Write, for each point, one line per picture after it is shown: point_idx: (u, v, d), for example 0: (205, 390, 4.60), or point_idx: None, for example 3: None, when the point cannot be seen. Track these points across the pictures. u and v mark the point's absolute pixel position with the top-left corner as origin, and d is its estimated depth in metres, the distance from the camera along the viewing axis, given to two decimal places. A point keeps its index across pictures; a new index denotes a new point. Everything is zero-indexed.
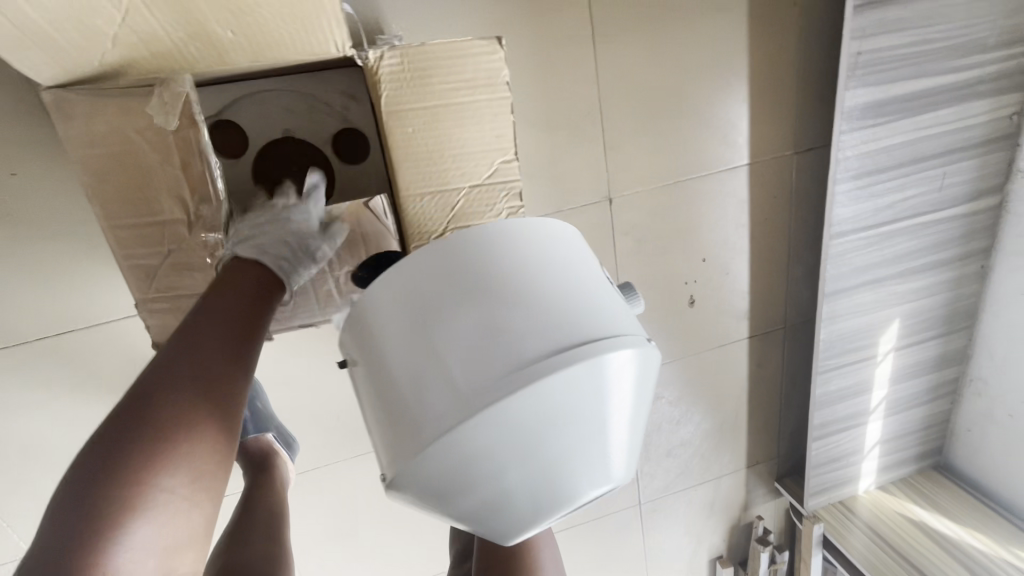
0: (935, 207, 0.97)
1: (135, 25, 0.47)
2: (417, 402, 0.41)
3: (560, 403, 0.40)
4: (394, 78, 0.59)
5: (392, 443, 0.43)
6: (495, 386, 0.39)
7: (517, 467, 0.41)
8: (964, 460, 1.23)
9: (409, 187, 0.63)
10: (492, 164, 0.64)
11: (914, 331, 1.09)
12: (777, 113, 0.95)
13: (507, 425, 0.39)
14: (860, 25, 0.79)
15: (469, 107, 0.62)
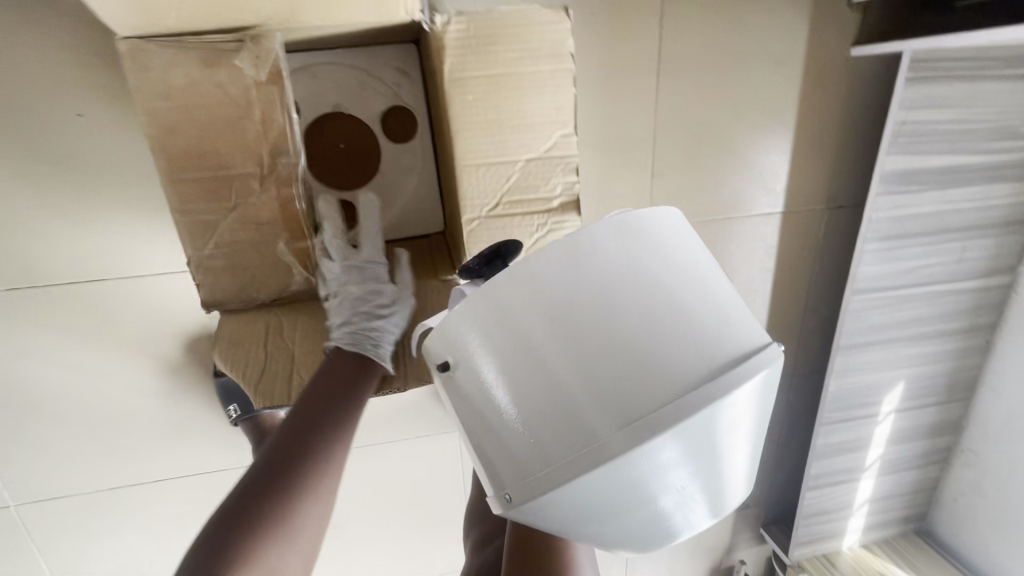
0: (951, 278, 1.01)
1: None
2: (551, 431, 0.45)
3: (697, 440, 0.44)
4: (459, 44, 0.54)
5: (524, 469, 0.46)
6: (638, 428, 0.43)
7: (647, 492, 0.46)
8: (948, 529, 1.25)
9: (465, 156, 0.57)
10: (550, 137, 0.58)
11: (917, 395, 1.12)
12: (816, 169, 0.99)
13: (644, 463, 0.44)
14: (908, 96, 0.84)
15: (532, 78, 0.56)
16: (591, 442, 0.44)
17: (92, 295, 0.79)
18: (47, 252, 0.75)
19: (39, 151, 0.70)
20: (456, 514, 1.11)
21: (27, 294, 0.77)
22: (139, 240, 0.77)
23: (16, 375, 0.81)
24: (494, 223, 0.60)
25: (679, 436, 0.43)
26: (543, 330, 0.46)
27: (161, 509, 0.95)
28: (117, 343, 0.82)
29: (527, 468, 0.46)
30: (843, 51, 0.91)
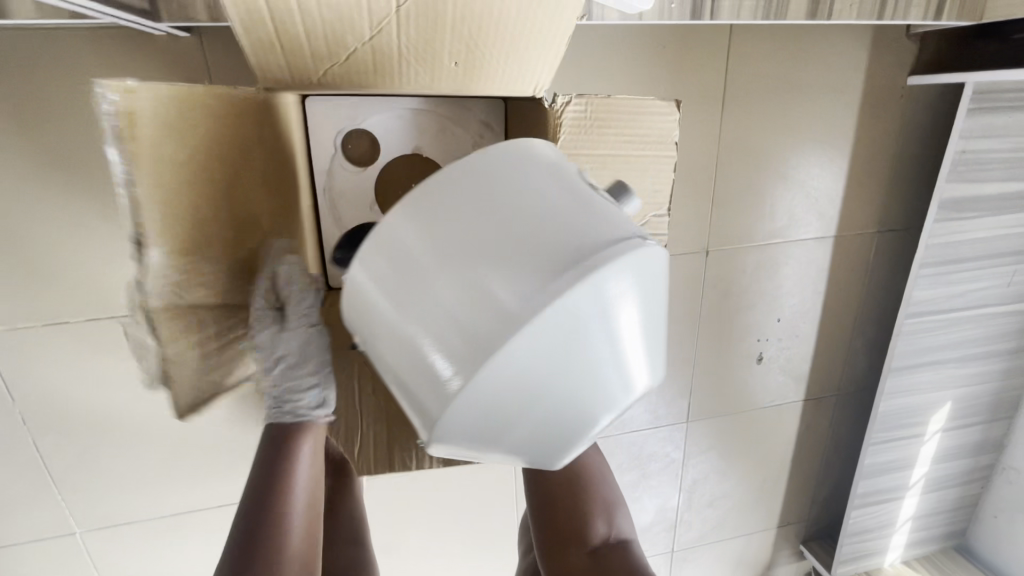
0: (999, 300, 1.03)
1: (376, 43, 0.46)
2: (427, 343, 0.35)
3: (583, 321, 0.34)
4: (574, 124, 0.57)
5: (417, 398, 0.37)
6: (510, 316, 0.32)
7: (552, 395, 0.35)
8: (988, 545, 1.26)
9: None
10: (644, 216, 0.64)
11: (962, 415, 1.14)
12: (868, 194, 1.00)
13: (534, 357, 0.33)
14: (969, 126, 0.86)
15: (636, 161, 0.62)
16: (464, 347, 0.33)
17: None
18: (127, 283, 0.76)
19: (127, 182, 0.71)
20: (506, 536, 1.11)
21: (104, 323, 0.77)
22: None
23: (89, 403, 0.81)
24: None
25: (550, 323, 0.33)
26: (399, 249, 0.37)
27: (220, 534, 0.95)
28: None
29: (418, 403, 0.37)
30: (899, 79, 0.92)
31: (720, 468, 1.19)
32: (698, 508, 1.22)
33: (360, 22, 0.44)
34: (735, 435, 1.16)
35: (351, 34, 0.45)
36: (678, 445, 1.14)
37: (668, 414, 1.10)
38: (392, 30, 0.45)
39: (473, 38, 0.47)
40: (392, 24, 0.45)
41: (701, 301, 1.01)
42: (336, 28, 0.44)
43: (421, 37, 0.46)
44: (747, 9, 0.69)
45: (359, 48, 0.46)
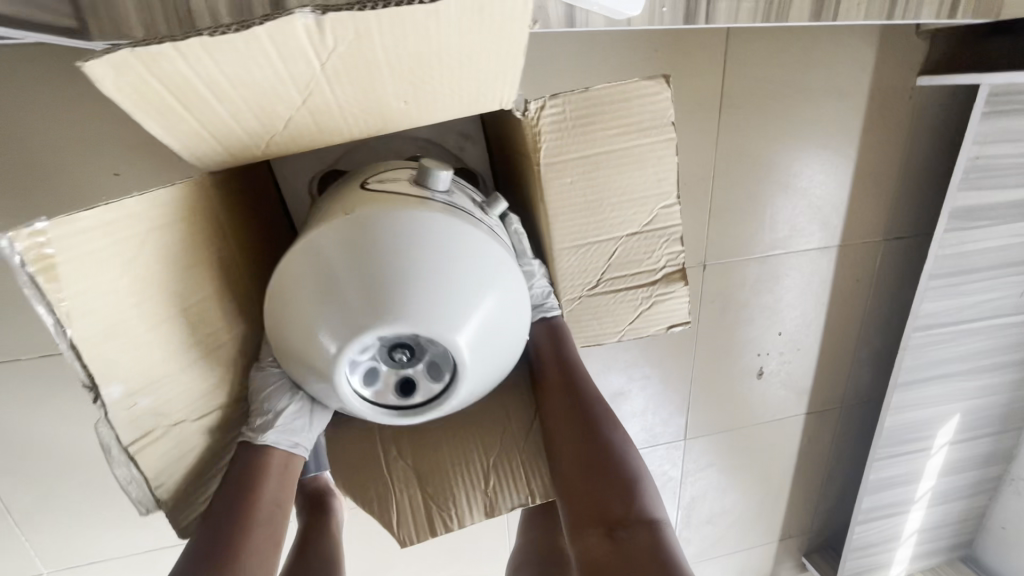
0: (1011, 310, 0.98)
1: (313, 103, 0.43)
2: (290, 273, 0.49)
3: (398, 247, 0.46)
4: (556, 130, 0.54)
5: (278, 315, 0.50)
6: (350, 240, 0.47)
7: (359, 307, 0.45)
8: (996, 557, 1.22)
9: (561, 240, 0.60)
10: (651, 211, 0.60)
11: (970, 427, 1.10)
12: (875, 200, 0.95)
13: (357, 271, 0.46)
14: (983, 131, 0.80)
15: (632, 153, 0.56)
16: (315, 261, 0.47)
17: None
18: None
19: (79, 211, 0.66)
20: None
21: (60, 359, 0.72)
22: None
23: (49, 442, 0.76)
24: (593, 301, 0.64)
25: (373, 243, 0.47)
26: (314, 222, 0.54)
27: None
28: None
29: (279, 317, 0.50)
30: (908, 79, 0.87)
31: (720, 485, 1.15)
32: (697, 525, 1.18)
33: (287, 91, 0.40)
34: (735, 451, 1.12)
35: (280, 102, 0.41)
36: (676, 463, 1.10)
37: (665, 432, 1.06)
38: (325, 91, 0.41)
39: (418, 77, 0.43)
40: (325, 89, 0.41)
41: (698, 317, 0.96)
42: (263, 98, 0.40)
43: (363, 92, 0.43)
44: (746, 11, 0.63)
45: (294, 113, 0.43)
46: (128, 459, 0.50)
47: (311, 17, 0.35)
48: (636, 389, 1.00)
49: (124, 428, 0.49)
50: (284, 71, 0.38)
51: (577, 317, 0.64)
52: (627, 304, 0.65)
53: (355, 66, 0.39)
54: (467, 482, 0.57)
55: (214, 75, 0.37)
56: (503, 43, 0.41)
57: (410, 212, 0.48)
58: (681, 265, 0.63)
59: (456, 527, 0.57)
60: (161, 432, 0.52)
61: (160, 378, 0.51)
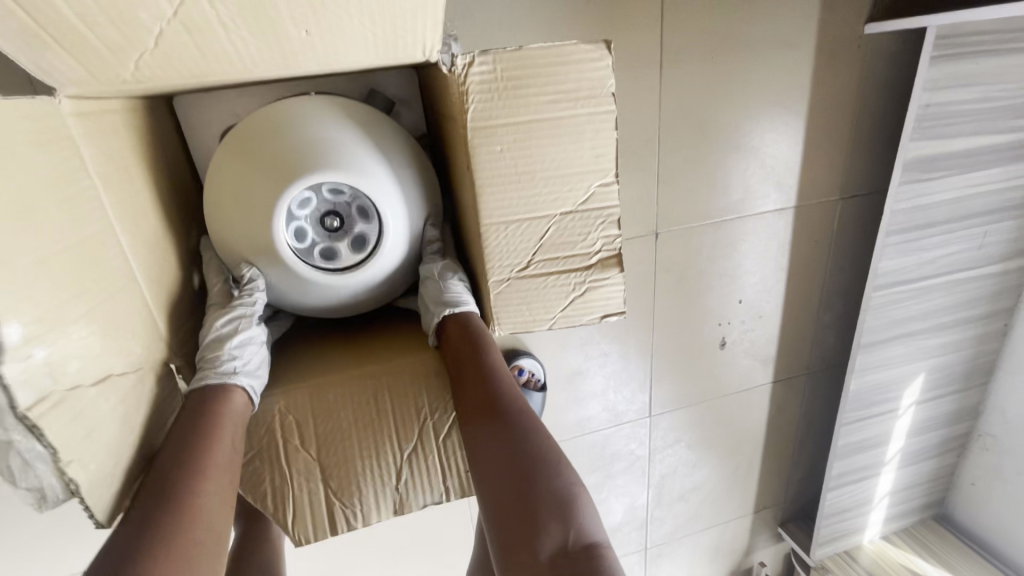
0: (970, 264, 0.96)
1: (187, 18, 0.33)
2: (238, 149, 0.50)
3: (317, 127, 0.49)
4: (483, 90, 0.46)
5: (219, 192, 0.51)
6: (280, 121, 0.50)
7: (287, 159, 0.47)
8: (966, 513, 1.23)
9: (488, 214, 0.49)
10: (588, 188, 0.51)
11: (935, 386, 1.09)
12: (829, 157, 0.91)
13: (283, 139, 0.48)
14: (933, 76, 0.77)
15: (567, 122, 0.48)
16: (251, 136, 0.50)
17: None
18: None
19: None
20: None
21: None
22: None
23: None
24: (521, 287, 0.53)
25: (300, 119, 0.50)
26: None
27: None
28: None
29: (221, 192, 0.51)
30: (856, 28, 0.83)
31: (689, 460, 1.12)
32: (669, 503, 1.15)
33: (141, 42, 0.34)
34: (703, 425, 1.09)
35: (128, 55, 0.35)
36: (643, 441, 1.06)
37: (629, 410, 1.02)
38: (201, 2, 0.32)
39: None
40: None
41: (655, 289, 0.92)
42: (103, 60, 0.35)
43: (248, 7, 0.33)
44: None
45: (165, 30, 0.33)
46: (29, 430, 0.32)
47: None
48: (595, 367, 0.96)
49: (22, 387, 0.31)
50: (124, 21, 0.32)
51: (503, 306, 0.54)
52: (558, 292, 0.55)
53: (229, 12, 0.33)
54: (375, 481, 0.53)
55: (27, 29, 0.31)
56: None
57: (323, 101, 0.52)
58: (619, 252, 0.54)
59: (360, 523, 0.53)
60: (63, 397, 0.34)
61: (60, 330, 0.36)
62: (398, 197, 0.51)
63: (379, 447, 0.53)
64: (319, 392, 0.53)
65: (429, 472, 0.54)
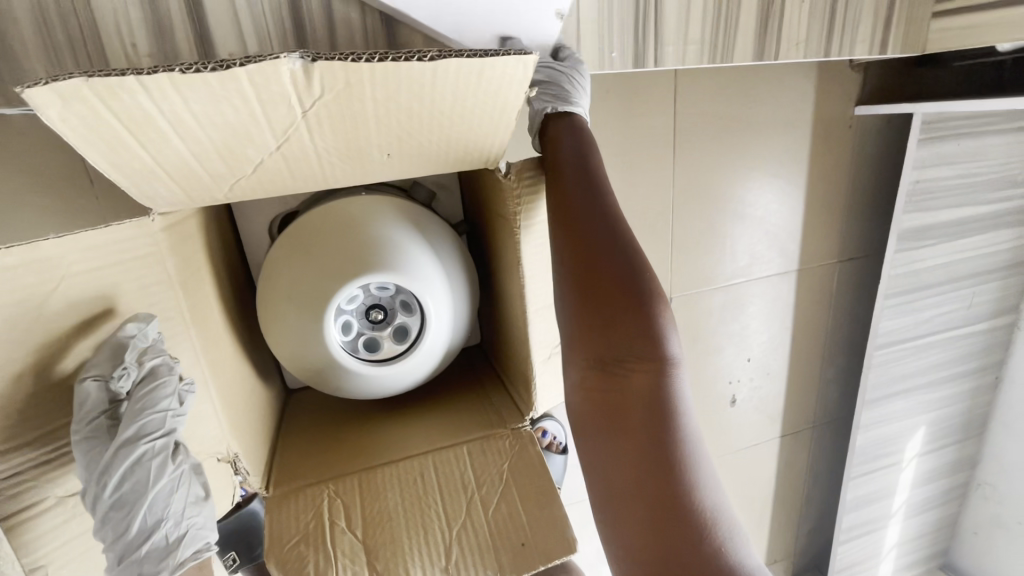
0: (961, 322, 1.02)
1: (288, 150, 0.36)
2: (290, 248, 0.52)
3: (369, 226, 0.51)
4: (536, 194, 0.49)
5: (272, 290, 0.52)
6: (329, 222, 0.52)
7: (339, 258, 0.49)
8: (970, 562, 1.25)
9: (535, 303, 0.52)
10: None
11: (935, 438, 1.13)
12: (827, 224, 0.97)
13: (335, 239, 0.50)
14: (922, 155, 0.84)
15: None
16: (305, 236, 0.52)
17: None
18: None
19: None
20: None
21: None
22: None
23: None
24: None
25: (352, 219, 0.52)
26: None
27: None
28: None
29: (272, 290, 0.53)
30: (847, 110, 0.90)
31: None
32: None
33: (243, 170, 0.37)
34: None
35: (226, 181, 0.37)
36: None
37: None
38: (304, 138, 0.35)
39: (407, 129, 0.37)
40: (303, 135, 0.35)
41: None
42: (202, 187, 0.37)
43: (343, 140, 0.36)
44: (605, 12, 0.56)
45: (267, 159, 0.36)
46: None
47: (299, 65, 0.29)
48: None
49: None
50: (233, 157, 0.35)
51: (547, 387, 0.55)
52: None
53: (326, 144, 0.36)
54: (425, 557, 0.51)
55: (147, 166, 0.34)
56: (487, 97, 0.36)
57: (371, 199, 0.54)
58: None
59: None
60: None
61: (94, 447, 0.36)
62: (446, 293, 0.53)
63: (427, 521, 0.52)
64: (371, 471, 0.54)
65: (482, 545, 0.51)
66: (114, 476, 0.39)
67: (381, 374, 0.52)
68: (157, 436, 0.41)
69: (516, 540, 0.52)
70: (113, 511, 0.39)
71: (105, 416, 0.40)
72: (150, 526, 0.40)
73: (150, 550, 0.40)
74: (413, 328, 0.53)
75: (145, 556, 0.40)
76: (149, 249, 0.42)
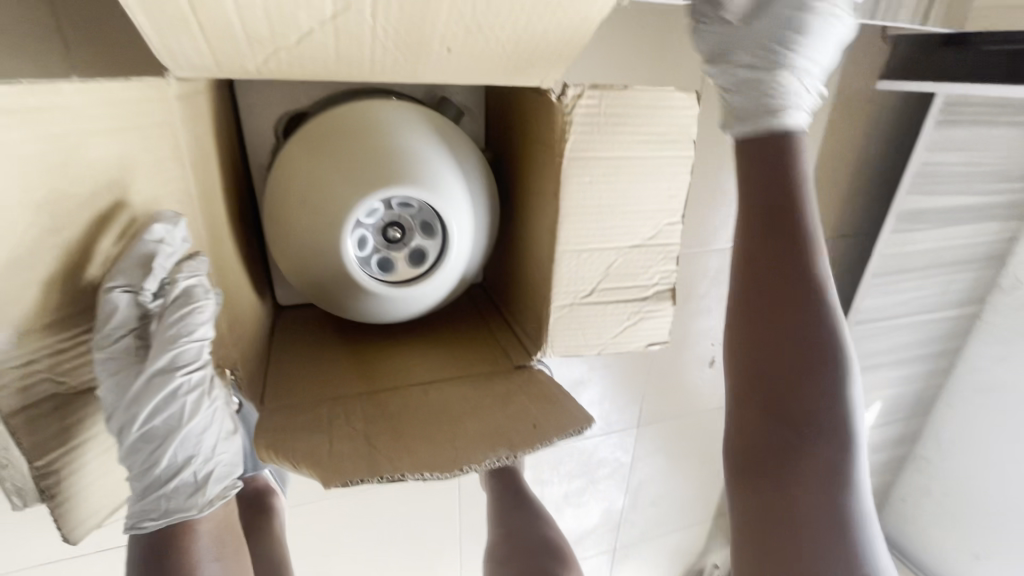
0: (933, 308, 1.07)
1: (341, 20, 0.32)
2: (306, 149, 0.48)
3: (393, 133, 0.47)
4: (586, 122, 0.45)
5: (283, 195, 0.48)
6: (350, 124, 0.47)
7: (361, 165, 0.45)
8: (894, 527, 1.37)
9: (564, 237, 0.49)
10: (657, 226, 0.52)
11: (888, 413, 1.20)
12: (829, 199, 0.98)
13: (356, 144, 0.46)
14: (935, 138, 0.84)
15: (651, 163, 0.49)
16: (322, 137, 0.47)
17: None
18: None
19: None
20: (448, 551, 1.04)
21: None
22: None
23: None
24: (581, 314, 0.53)
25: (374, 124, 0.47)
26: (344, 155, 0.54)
27: None
28: None
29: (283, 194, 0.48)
30: (869, 83, 0.89)
31: (666, 469, 1.18)
32: (642, 507, 1.20)
33: (283, 38, 0.32)
34: (682, 436, 1.15)
35: (261, 48, 0.33)
36: (628, 449, 1.10)
37: (619, 420, 1.05)
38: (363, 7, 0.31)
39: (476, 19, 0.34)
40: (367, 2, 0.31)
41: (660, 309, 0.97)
42: (234, 52, 0.33)
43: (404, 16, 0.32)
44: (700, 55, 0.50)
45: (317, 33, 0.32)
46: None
47: None
48: (596, 378, 0.98)
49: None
50: (279, 17, 0.31)
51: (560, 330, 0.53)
52: (612, 320, 0.55)
53: (385, 20, 0.32)
54: (429, 445, 0.45)
55: (184, 14, 0.29)
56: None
57: (397, 104, 0.50)
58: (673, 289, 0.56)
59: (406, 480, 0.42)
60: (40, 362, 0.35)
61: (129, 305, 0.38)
62: (471, 216, 0.50)
63: (430, 420, 0.48)
64: (373, 394, 0.51)
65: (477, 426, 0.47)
66: (148, 406, 0.40)
67: (397, 296, 0.49)
68: (193, 369, 0.42)
69: (528, 422, 0.48)
70: (148, 443, 0.41)
71: (137, 339, 0.40)
72: (182, 462, 0.43)
73: (178, 485, 0.43)
74: (434, 249, 0.50)
75: (173, 491, 0.42)
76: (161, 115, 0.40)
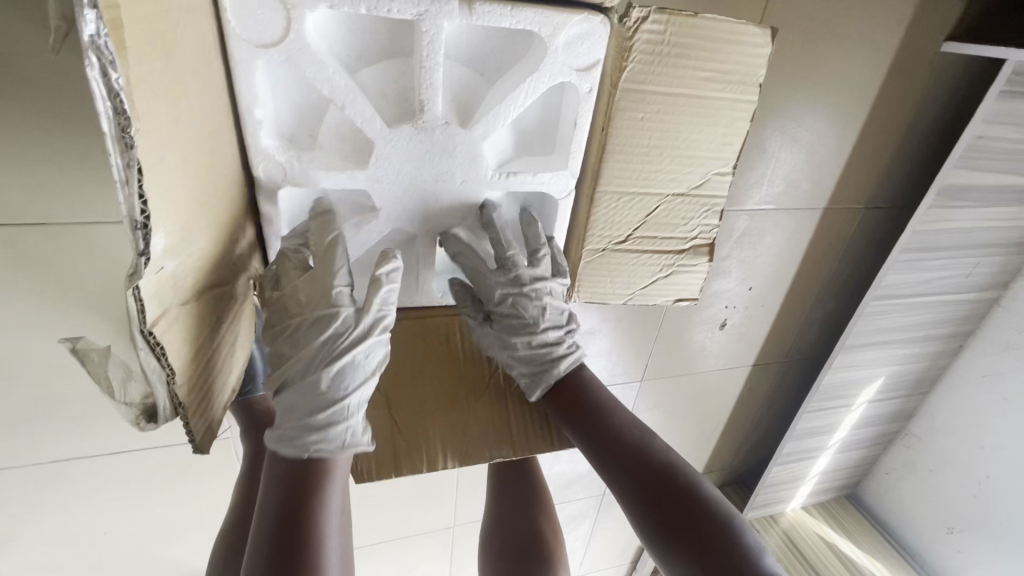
0: (955, 289, 1.05)
1: None
2: (296, 83, 0.56)
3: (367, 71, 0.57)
4: (649, 52, 0.56)
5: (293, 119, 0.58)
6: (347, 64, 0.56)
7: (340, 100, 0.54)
8: (874, 496, 1.42)
9: (602, 183, 0.64)
10: (705, 173, 0.66)
11: (888, 389, 1.20)
12: (870, 168, 0.93)
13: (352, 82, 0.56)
14: (994, 111, 0.80)
15: (709, 103, 0.61)
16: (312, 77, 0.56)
17: (54, 246, 0.63)
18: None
19: (72, 121, 0.57)
20: (445, 480, 1.07)
21: None
22: (104, 187, 0.61)
23: None
24: (612, 257, 0.69)
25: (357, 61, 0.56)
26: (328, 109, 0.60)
27: (123, 479, 0.83)
28: (75, 306, 0.67)
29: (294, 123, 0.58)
30: (933, 45, 0.83)
31: (661, 423, 1.20)
32: None
33: None
34: (681, 393, 1.16)
35: None
36: (628, 401, 1.11)
37: (623, 373, 1.06)
38: None
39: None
40: None
41: None
42: None
43: None
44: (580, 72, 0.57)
45: None
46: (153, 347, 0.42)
47: None
48: (605, 330, 0.98)
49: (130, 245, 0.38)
50: None
51: (593, 268, 0.70)
52: (648, 267, 0.71)
53: None
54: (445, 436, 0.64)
55: None
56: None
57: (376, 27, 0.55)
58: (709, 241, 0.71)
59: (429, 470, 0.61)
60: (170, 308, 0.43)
61: (187, 235, 0.44)
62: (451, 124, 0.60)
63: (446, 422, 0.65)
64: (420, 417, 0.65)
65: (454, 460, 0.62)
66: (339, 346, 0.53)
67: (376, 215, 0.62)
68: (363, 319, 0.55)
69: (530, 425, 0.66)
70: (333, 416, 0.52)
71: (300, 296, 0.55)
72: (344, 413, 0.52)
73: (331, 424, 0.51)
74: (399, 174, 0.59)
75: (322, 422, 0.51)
76: (200, 45, 0.44)
